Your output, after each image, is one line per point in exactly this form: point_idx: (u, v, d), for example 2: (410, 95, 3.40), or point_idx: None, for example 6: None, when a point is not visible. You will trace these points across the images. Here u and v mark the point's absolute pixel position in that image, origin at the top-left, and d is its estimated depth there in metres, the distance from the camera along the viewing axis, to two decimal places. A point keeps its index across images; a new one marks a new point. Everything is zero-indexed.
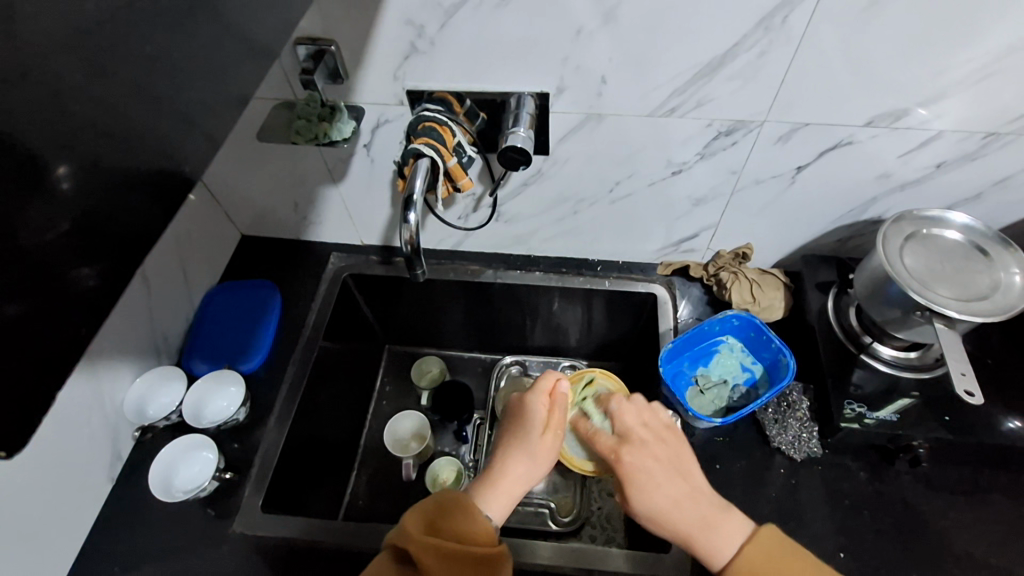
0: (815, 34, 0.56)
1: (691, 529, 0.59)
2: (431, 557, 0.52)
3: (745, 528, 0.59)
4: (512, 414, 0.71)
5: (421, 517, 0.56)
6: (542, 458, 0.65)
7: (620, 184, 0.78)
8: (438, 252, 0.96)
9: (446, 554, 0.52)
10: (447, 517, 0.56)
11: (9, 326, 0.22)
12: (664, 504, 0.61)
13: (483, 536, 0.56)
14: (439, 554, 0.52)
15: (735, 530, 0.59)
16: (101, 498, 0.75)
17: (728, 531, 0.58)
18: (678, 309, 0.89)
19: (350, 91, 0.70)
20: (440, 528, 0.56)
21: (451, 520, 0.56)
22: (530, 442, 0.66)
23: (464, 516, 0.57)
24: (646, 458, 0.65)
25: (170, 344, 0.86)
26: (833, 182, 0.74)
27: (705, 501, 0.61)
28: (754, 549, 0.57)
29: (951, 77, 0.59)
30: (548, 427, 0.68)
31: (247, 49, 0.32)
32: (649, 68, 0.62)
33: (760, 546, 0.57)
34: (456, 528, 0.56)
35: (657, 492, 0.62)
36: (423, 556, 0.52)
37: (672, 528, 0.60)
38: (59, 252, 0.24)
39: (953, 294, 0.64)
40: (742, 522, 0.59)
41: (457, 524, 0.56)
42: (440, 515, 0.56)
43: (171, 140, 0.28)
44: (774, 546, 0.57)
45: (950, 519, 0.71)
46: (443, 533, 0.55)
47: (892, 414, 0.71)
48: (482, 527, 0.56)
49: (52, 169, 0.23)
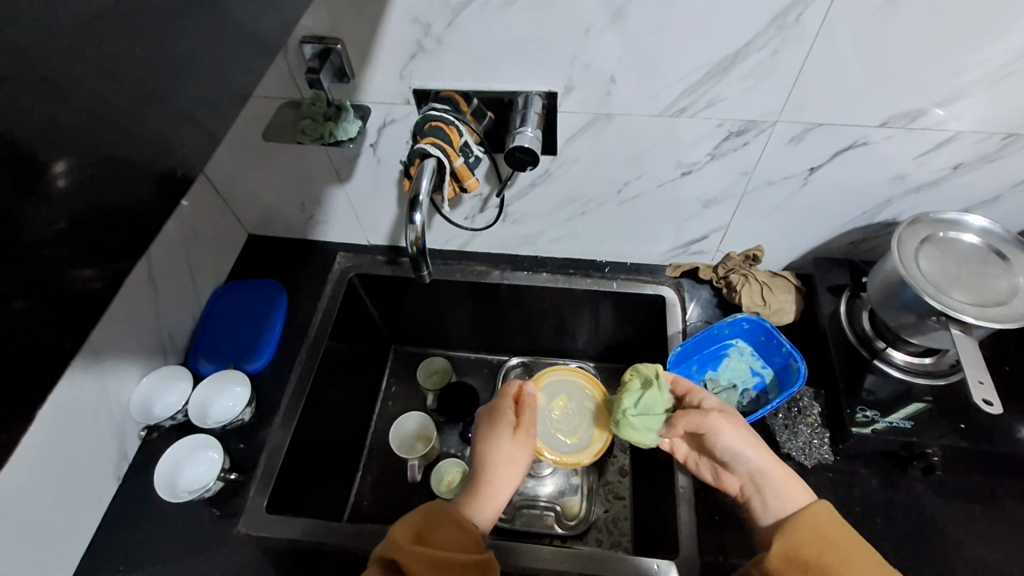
0: (829, 33, 0.55)
1: (773, 470, 0.63)
2: (419, 565, 0.51)
3: (804, 496, 0.62)
4: (481, 422, 0.70)
5: (409, 526, 0.55)
6: (517, 457, 0.65)
7: (629, 185, 0.77)
8: (444, 252, 0.96)
9: (435, 563, 0.52)
10: (434, 529, 0.56)
11: (5, 330, 0.22)
12: (758, 440, 0.65)
13: (469, 544, 0.55)
14: (427, 561, 0.52)
15: (797, 493, 0.62)
16: (107, 497, 0.75)
17: (792, 491, 0.62)
18: (687, 312, 0.88)
19: (357, 91, 0.69)
20: (429, 538, 0.55)
21: (440, 530, 0.56)
22: (505, 442, 0.66)
23: (453, 524, 0.56)
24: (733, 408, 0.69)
25: (176, 344, 0.86)
26: (847, 183, 0.72)
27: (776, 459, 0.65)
28: (809, 516, 0.57)
29: (968, 77, 0.58)
30: (518, 428, 0.67)
31: (247, 45, 0.32)
32: (658, 68, 0.61)
33: (815, 514, 0.57)
34: (442, 538, 0.55)
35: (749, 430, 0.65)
36: (412, 565, 0.51)
37: (764, 464, 0.63)
38: (57, 253, 0.24)
39: (970, 299, 0.63)
40: (803, 490, 0.62)
41: (445, 534, 0.55)
42: (428, 525, 0.56)
43: (170, 138, 0.28)
44: (827, 514, 0.58)
45: (966, 528, 0.69)
46: (432, 543, 0.54)
47: (904, 420, 0.69)
48: (468, 535, 0.56)
49: (49, 167, 0.23)
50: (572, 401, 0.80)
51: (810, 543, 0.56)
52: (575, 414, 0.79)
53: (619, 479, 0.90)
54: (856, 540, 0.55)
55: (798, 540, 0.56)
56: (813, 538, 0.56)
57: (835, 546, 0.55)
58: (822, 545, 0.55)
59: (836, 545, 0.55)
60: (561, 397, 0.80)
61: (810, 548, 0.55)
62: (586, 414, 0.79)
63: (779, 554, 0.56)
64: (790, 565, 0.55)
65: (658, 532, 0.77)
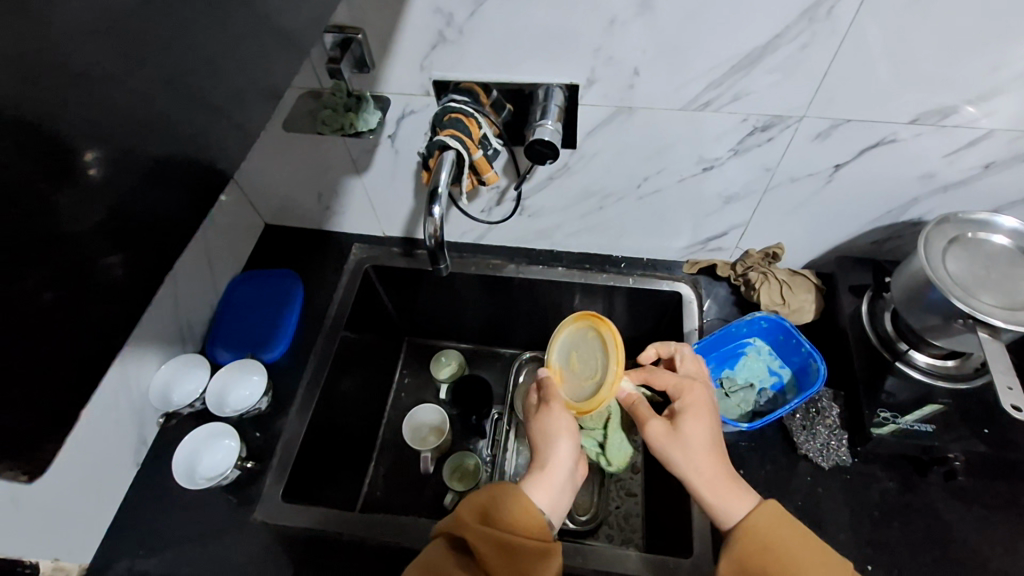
0: (861, 29, 0.54)
1: (713, 480, 0.59)
2: (488, 547, 0.52)
3: (750, 501, 0.58)
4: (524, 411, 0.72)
5: (475, 503, 0.55)
6: (555, 428, 0.64)
7: (648, 180, 0.76)
8: (460, 245, 0.95)
9: (504, 545, 0.52)
10: (501, 507, 0.55)
11: (37, 321, 0.22)
12: (703, 452, 0.60)
13: (536, 527, 0.54)
14: (495, 544, 0.52)
15: (742, 500, 0.58)
16: (127, 482, 0.76)
17: (737, 499, 0.58)
18: (703, 309, 0.87)
19: (377, 82, 0.69)
20: (494, 517, 0.54)
21: (507, 507, 0.55)
22: (543, 419, 0.66)
23: (519, 507, 0.55)
24: (700, 408, 0.64)
25: (195, 332, 0.87)
26: (872, 181, 0.71)
27: (726, 461, 0.61)
28: (750, 532, 0.55)
29: (1006, 74, 0.56)
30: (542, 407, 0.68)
31: (278, 35, 0.31)
32: (684, 61, 0.60)
33: (755, 529, 0.55)
34: (509, 518, 0.54)
35: (696, 442, 0.61)
36: (481, 546, 0.51)
37: (699, 473, 0.59)
38: (88, 244, 0.24)
39: (999, 302, 0.61)
40: (747, 495, 0.59)
41: (511, 513, 0.54)
42: (494, 504, 0.55)
43: (197, 128, 0.28)
44: (771, 527, 0.55)
45: (987, 535, 0.68)
46: (497, 523, 0.54)
47: (924, 424, 0.69)
48: (534, 518, 0.54)
49: (81, 155, 0.22)
50: (581, 347, 0.75)
51: (753, 559, 0.54)
52: (586, 356, 0.74)
53: (631, 475, 0.90)
54: (803, 552, 0.54)
55: (742, 556, 0.55)
56: (757, 554, 0.54)
57: (780, 562, 0.54)
58: (766, 562, 0.54)
59: (784, 564, 0.53)
60: (571, 354, 0.76)
61: (754, 564, 0.54)
62: (593, 347, 0.73)
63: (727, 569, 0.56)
64: None
65: (671, 530, 0.77)
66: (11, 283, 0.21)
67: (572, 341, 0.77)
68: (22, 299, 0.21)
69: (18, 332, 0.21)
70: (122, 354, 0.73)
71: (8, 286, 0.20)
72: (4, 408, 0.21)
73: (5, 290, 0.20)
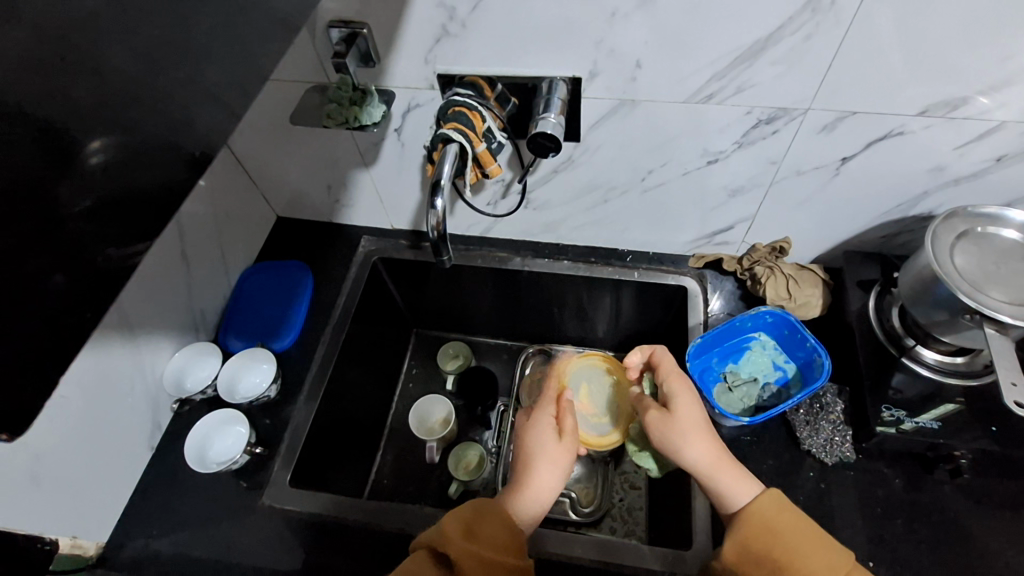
0: (868, 16, 0.53)
1: (715, 467, 0.60)
2: (469, 562, 0.53)
3: (752, 490, 0.59)
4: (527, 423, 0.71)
5: (458, 517, 0.57)
6: (561, 460, 0.65)
7: (653, 173, 0.76)
8: (467, 238, 0.96)
9: (485, 561, 0.53)
10: (483, 523, 0.57)
11: (49, 302, 0.24)
12: (699, 435, 0.62)
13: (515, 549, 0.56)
14: (476, 560, 0.53)
15: (743, 486, 0.59)
16: (144, 462, 0.79)
17: (739, 486, 0.59)
18: (710, 303, 0.86)
19: (383, 75, 0.70)
20: (477, 532, 0.56)
21: (489, 525, 0.56)
22: (549, 450, 0.66)
23: (502, 523, 0.57)
24: (684, 388, 0.66)
25: (208, 322, 0.90)
26: (880, 175, 0.70)
27: (724, 447, 0.62)
28: (755, 514, 0.55)
29: (1015, 65, 0.55)
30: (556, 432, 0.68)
31: (253, 28, 0.32)
32: (687, 50, 0.59)
33: (760, 513, 0.55)
34: (491, 535, 0.56)
35: (689, 423, 0.63)
36: (462, 560, 0.53)
37: (702, 460, 0.60)
38: (85, 229, 0.25)
39: (1008, 297, 0.60)
40: (751, 482, 0.59)
41: (492, 530, 0.56)
42: (477, 519, 0.57)
43: (191, 121, 0.29)
44: (774, 510, 0.55)
45: (996, 534, 0.67)
46: (479, 538, 0.55)
47: (933, 421, 0.67)
48: (514, 536, 0.56)
49: (84, 143, 0.25)
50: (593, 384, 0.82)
51: (760, 539, 0.54)
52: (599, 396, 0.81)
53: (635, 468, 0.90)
54: (810, 532, 0.54)
55: (748, 535, 0.55)
56: (761, 535, 0.54)
57: (787, 544, 0.53)
58: (770, 542, 0.54)
59: (786, 543, 0.53)
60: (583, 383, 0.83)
61: (758, 544, 0.54)
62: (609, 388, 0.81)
63: (735, 549, 0.55)
64: (745, 558, 0.55)
65: (672, 524, 0.77)
66: (22, 262, 0.23)
67: (586, 375, 0.83)
68: (29, 281, 0.23)
69: (26, 309, 0.23)
70: (141, 343, 0.76)
71: (18, 266, 0.23)
72: (19, 380, 0.23)
73: (17, 273, 0.22)
